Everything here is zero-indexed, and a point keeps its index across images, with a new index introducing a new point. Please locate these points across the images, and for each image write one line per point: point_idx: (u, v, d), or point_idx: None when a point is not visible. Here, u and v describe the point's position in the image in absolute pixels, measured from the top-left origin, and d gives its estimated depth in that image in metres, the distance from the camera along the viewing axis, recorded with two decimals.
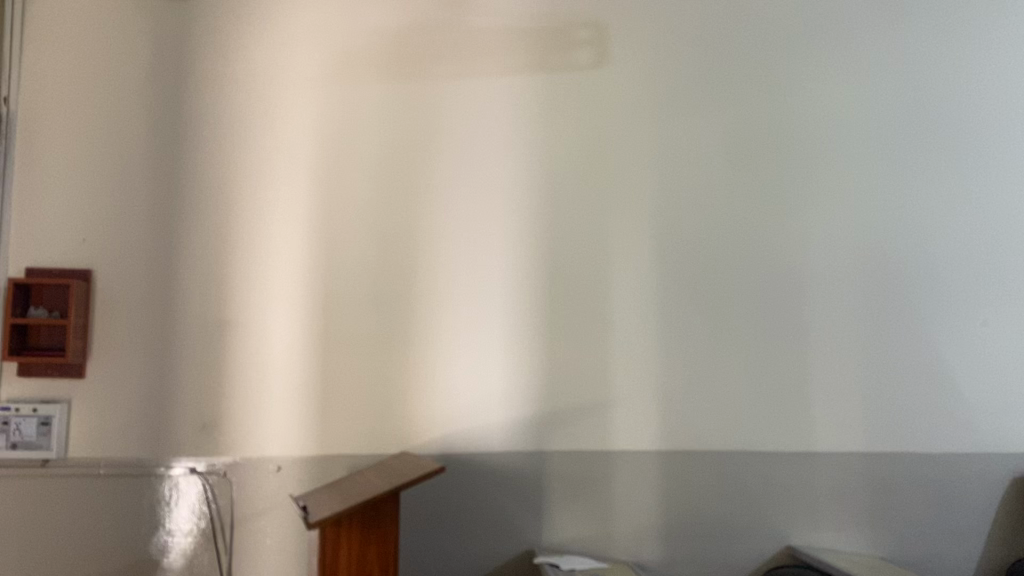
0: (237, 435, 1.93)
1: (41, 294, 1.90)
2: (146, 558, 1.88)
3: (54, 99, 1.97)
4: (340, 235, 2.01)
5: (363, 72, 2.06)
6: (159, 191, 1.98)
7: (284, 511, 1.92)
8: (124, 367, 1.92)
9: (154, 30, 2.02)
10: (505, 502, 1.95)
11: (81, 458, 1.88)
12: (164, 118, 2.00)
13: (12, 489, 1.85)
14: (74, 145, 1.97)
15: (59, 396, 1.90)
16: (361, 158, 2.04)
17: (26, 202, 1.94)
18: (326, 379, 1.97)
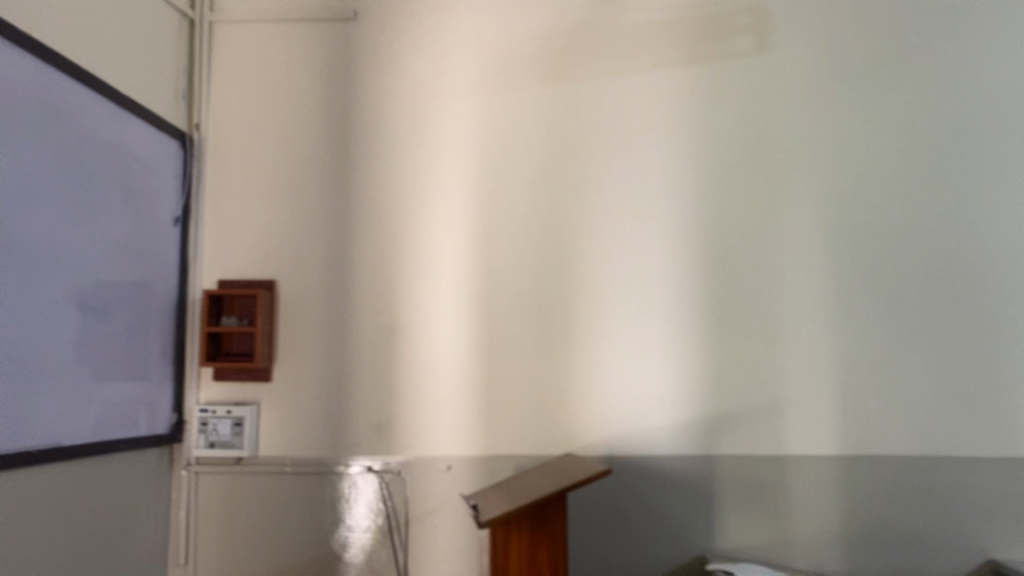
0: (409, 435, 2.00)
1: (231, 304, 2.05)
2: (329, 553, 1.97)
3: (238, 123, 2.12)
4: (500, 239, 2.04)
5: (519, 75, 2.08)
6: (332, 204, 2.09)
7: (456, 510, 1.97)
8: (306, 371, 2.04)
9: (325, 51, 2.13)
10: (675, 506, 1.90)
11: (270, 457, 2.01)
12: (336, 133, 2.11)
13: (212, 485, 2.00)
14: (256, 165, 2.11)
15: (249, 398, 2.04)
16: (519, 161, 2.06)
17: (217, 219, 2.10)
18: (491, 380, 2.00)
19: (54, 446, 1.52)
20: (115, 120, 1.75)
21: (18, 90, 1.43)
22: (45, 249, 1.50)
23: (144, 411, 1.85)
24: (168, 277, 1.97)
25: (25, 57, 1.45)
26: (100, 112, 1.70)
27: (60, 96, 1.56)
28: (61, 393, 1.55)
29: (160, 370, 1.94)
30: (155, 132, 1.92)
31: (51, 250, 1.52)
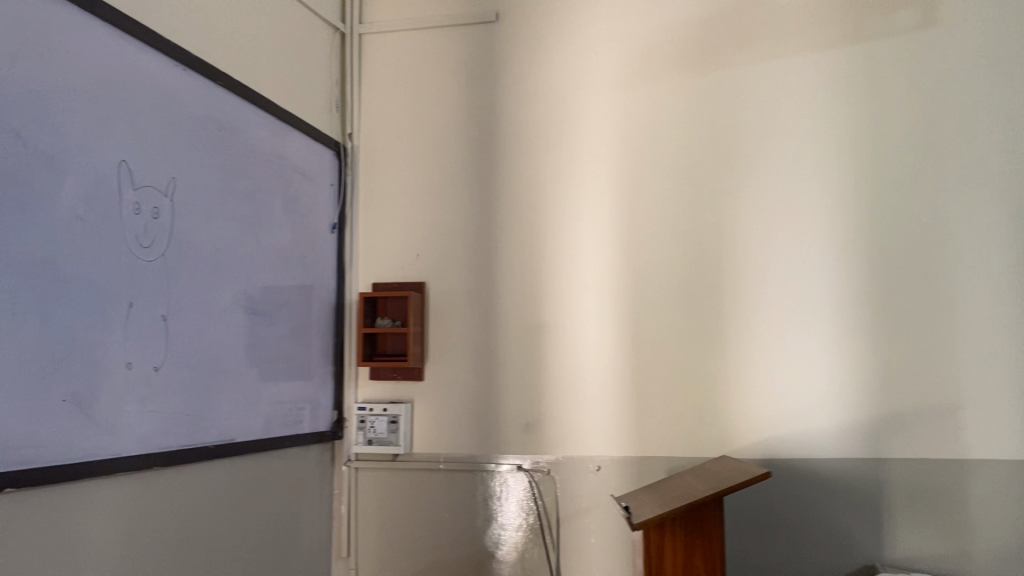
0: (559, 434, 2.00)
1: (385, 306, 2.12)
2: (483, 550, 2.00)
3: (387, 131, 2.19)
4: (647, 235, 2.00)
5: (663, 67, 2.04)
6: (478, 206, 2.12)
7: (607, 510, 1.95)
8: (456, 371, 2.08)
9: (469, 54, 2.17)
10: (839, 511, 1.80)
11: (424, 454, 2.07)
12: (481, 135, 2.13)
13: (370, 480, 2.07)
14: (405, 170, 2.17)
15: (404, 397, 2.10)
16: (664, 155, 2.01)
17: (369, 225, 2.18)
18: (640, 379, 1.96)
19: (228, 442, 1.62)
20: (276, 133, 1.85)
21: (190, 109, 1.53)
22: (216, 257, 1.60)
23: (307, 408, 1.95)
24: (327, 281, 2.06)
25: (195, 78, 1.55)
26: (262, 127, 1.79)
27: (227, 113, 1.66)
28: (233, 392, 1.65)
29: (322, 370, 2.03)
30: (312, 143, 2.01)
31: (222, 258, 1.62)
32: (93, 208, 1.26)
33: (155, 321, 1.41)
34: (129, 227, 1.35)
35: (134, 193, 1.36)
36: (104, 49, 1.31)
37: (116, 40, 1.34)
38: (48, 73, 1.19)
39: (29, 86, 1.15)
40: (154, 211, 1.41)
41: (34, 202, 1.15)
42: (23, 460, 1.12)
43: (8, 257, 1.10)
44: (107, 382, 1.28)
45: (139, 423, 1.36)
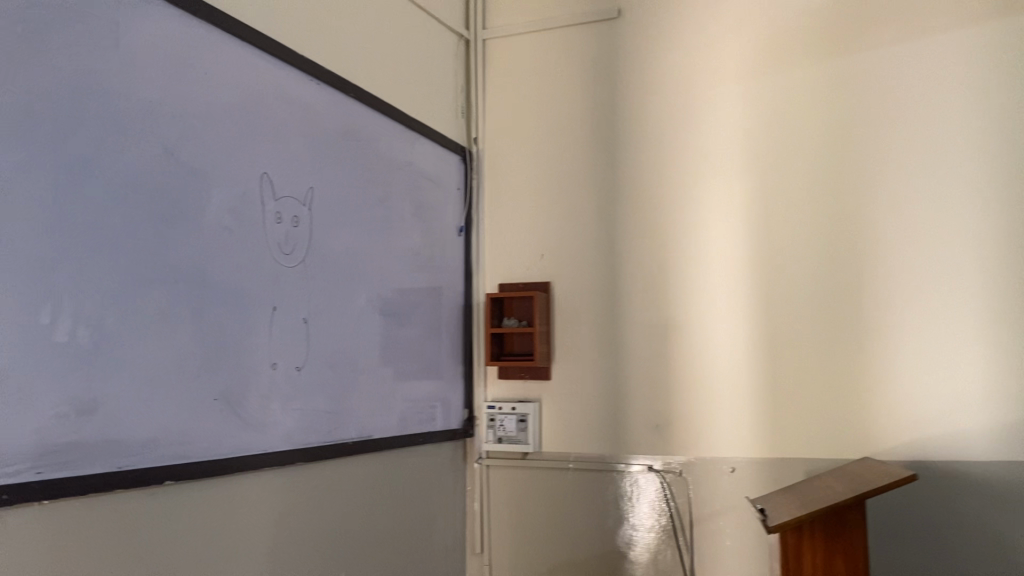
0: (690, 434, 1.97)
1: (512, 306, 2.15)
2: (615, 550, 1.99)
3: (511, 134, 2.23)
4: (778, 229, 1.94)
5: (793, 54, 1.97)
6: (603, 205, 2.11)
7: (743, 513, 1.89)
8: (584, 370, 2.09)
9: (591, 53, 2.17)
10: (998, 519, 1.68)
11: (553, 453, 2.08)
12: (605, 134, 2.13)
13: (502, 478, 2.11)
14: (530, 172, 2.20)
15: (533, 396, 2.13)
16: (795, 146, 1.94)
17: (496, 227, 2.22)
18: (775, 377, 1.90)
19: (366, 438, 1.69)
20: (405, 140, 1.91)
21: (325, 121, 1.61)
22: (352, 262, 1.67)
23: (440, 407, 2.00)
24: (456, 283, 2.11)
25: (329, 91, 1.63)
26: (392, 135, 1.86)
27: (359, 123, 1.73)
28: (370, 391, 1.71)
29: (453, 370, 2.07)
30: (439, 149, 2.07)
31: (357, 262, 1.69)
32: (238, 219, 1.35)
33: (297, 323, 1.49)
34: (272, 235, 1.43)
35: (276, 203, 1.45)
36: (246, 69, 1.39)
37: (256, 59, 1.42)
38: (198, 93, 1.28)
39: (181, 108, 1.24)
40: (293, 219, 1.49)
41: (187, 214, 1.24)
42: (181, 455, 1.20)
43: (165, 266, 1.19)
44: (255, 382, 1.37)
45: (284, 420, 1.43)
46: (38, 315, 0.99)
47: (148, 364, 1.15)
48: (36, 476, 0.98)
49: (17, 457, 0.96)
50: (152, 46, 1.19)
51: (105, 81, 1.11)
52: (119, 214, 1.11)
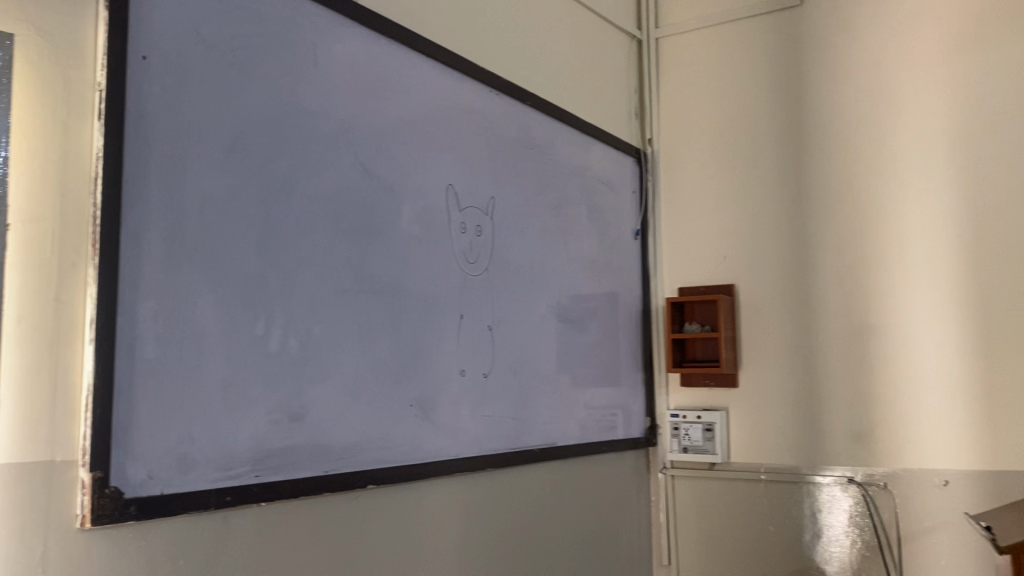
0: (895, 444, 1.82)
1: (693, 311, 2.07)
2: (813, 567, 1.87)
3: (688, 134, 2.17)
4: (991, 218, 1.76)
5: (1003, 24, 1.78)
6: (788, 202, 2.00)
7: (959, 531, 1.73)
8: (773, 377, 1.98)
9: (772, 43, 2.07)
10: None
11: (743, 464, 1.99)
12: (789, 127, 2.02)
13: (688, 489, 2.04)
14: (708, 171, 2.12)
15: (719, 404, 2.05)
16: (1007, 125, 1.75)
17: (675, 229, 2.16)
18: (996, 381, 1.72)
19: (551, 446, 1.67)
20: (580, 146, 1.90)
21: (503, 131, 1.62)
22: (533, 270, 1.67)
23: (621, 414, 1.96)
24: (634, 287, 2.07)
25: (507, 100, 1.64)
26: (569, 141, 1.85)
27: (536, 131, 1.73)
28: (553, 397, 1.70)
29: (633, 377, 2.03)
30: (614, 152, 2.04)
31: (537, 270, 1.69)
32: (427, 229, 1.38)
33: (483, 331, 1.50)
34: (458, 244, 1.45)
35: (460, 214, 1.47)
36: (431, 83, 1.42)
37: (439, 73, 1.45)
38: (387, 110, 1.31)
39: (373, 124, 1.28)
40: (477, 228, 1.51)
41: (381, 227, 1.27)
42: (381, 460, 1.23)
43: (362, 278, 1.23)
44: (445, 389, 1.39)
45: (473, 426, 1.45)
46: (253, 327, 1.04)
47: (350, 372, 1.19)
48: (254, 479, 1.03)
49: (239, 461, 1.01)
50: (346, 66, 1.24)
51: (304, 102, 1.16)
52: (320, 227, 1.16)
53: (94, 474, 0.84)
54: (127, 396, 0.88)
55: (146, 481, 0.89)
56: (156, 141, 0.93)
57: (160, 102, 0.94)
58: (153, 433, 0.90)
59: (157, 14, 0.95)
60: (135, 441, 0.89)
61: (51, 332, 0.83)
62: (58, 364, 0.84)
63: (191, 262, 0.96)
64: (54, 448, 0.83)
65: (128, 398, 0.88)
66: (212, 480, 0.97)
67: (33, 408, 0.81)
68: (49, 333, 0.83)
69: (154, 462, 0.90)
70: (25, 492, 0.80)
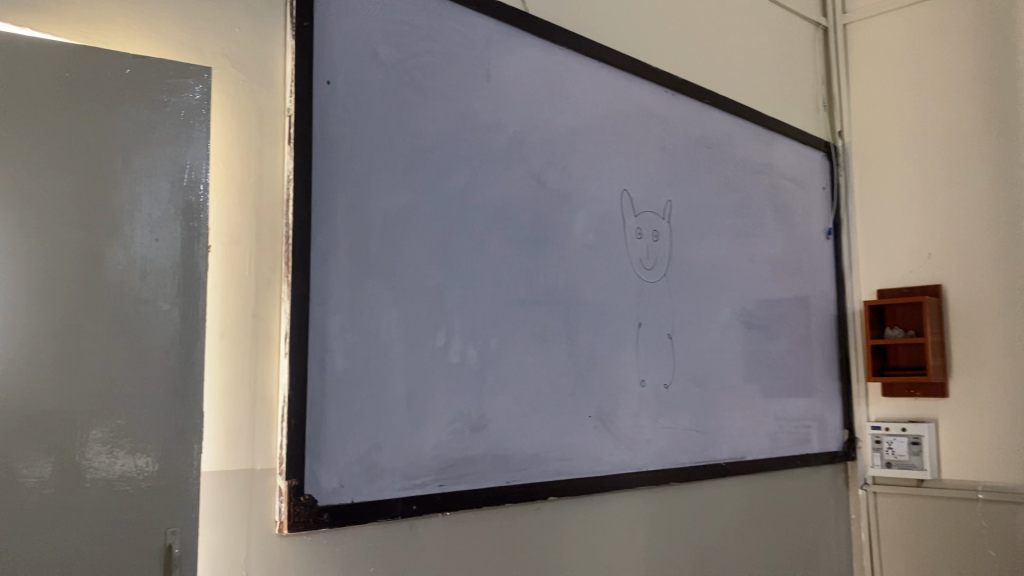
0: None
1: (895, 314, 1.91)
2: None
3: (883, 123, 2.00)
4: None
5: None
6: (1002, 192, 1.80)
7: None
8: (990, 386, 1.79)
9: (978, 16, 1.87)
10: None
11: (957, 481, 1.81)
12: (1002, 108, 1.82)
13: (894, 506, 1.88)
14: (907, 162, 1.95)
15: (926, 415, 1.88)
16: None
17: (871, 227, 2.01)
18: None
19: (739, 459, 1.59)
20: (762, 143, 1.80)
21: (680, 132, 1.56)
22: (714, 275, 1.60)
23: (815, 426, 1.83)
24: (827, 291, 1.94)
25: (683, 99, 1.58)
26: (750, 138, 1.76)
27: (715, 130, 1.66)
28: (740, 408, 1.62)
29: (829, 385, 1.90)
30: (801, 148, 1.92)
31: (719, 274, 1.62)
32: (602, 236, 1.35)
33: (663, 339, 1.45)
34: (634, 250, 1.41)
35: (636, 219, 1.43)
36: (603, 87, 1.40)
37: (612, 76, 1.42)
38: (560, 118, 1.30)
39: (546, 133, 1.27)
40: (654, 233, 1.46)
41: (556, 237, 1.26)
42: (562, 472, 1.22)
43: (537, 287, 1.22)
44: (625, 400, 1.35)
45: (655, 438, 1.40)
46: (435, 339, 1.06)
47: (528, 384, 1.18)
48: (439, 488, 1.04)
49: (424, 470, 1.02)
50: (519, 76, 1.24)
51: (479, 116, 1.17)
52: (496, 238, 1.16)
53: (290, 482, 0.88)
54: (319, 407, 0.92)
55: (337, 489, 0.93)
56: (341, 161, 0.97)
57: (343, 123, 0.98)
58: (343, 442, 0.94)
59: (339, 39, 0.99)
60: (327, 450, 0.92)
61: (250, 346, 0.88)
62: (256, 377, 0.88)
63: (374, 277, 0.99)
64: (254, 456, 0.87)
65: (320, 409, 0.92)
66: (399, 489, 0.99)
67: (235, 420, 0.86)
68: (248, 346, 0.88)
69: (344, 470, 0.93)
70: (230, 499, 0.85)
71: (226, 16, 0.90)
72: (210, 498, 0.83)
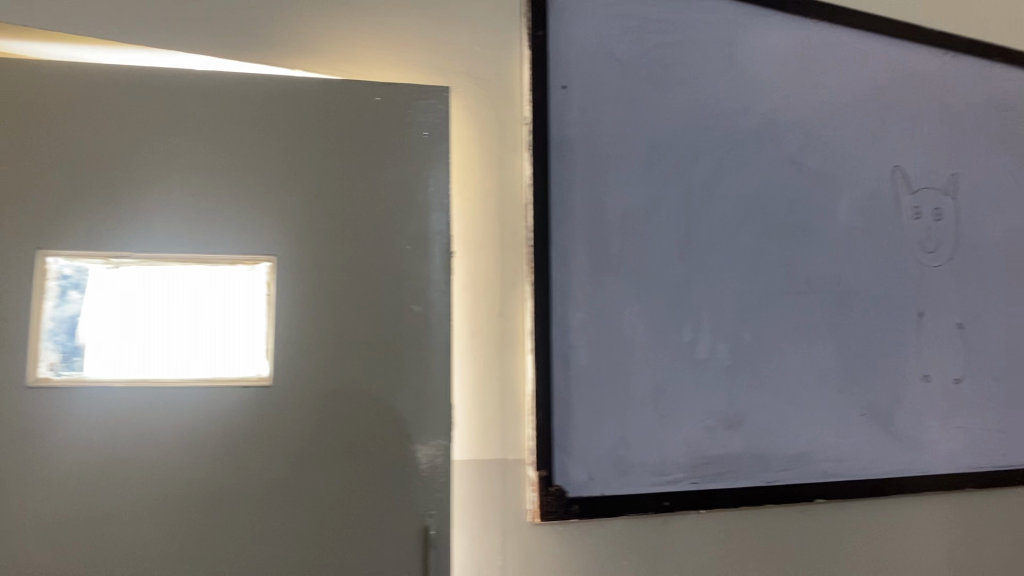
0: None
1: None
2: None
3: None
4: None
5: None
6: None
7: None
8: None
9: None
10: None
11: None
12: None
13: None
14: None
15: None
16: None
17: None
18: None
19: None
20: None
21: (966, 95, 1.39)
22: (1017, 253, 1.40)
23: None
24: None
25: (968, 59, 1.40)
26: None
27: (1011, 89, 1.45)
28: None
29: None
30: None
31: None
32: (871, 218, 1.25)
33: (951, 328, 1.30)
34: (912, 232, 1.29)
35: (913, 197, 1.30)
36: (866, 57, 1.29)
37: (875, 43, 1.30)
38: (815, 95, 1.22)
39: (800, 113, 1.20)
40: (936, 212, 1.32)
41: (814, 223, 1.19)
42: (831, 473, 1.14)
43: (796, 276, 1.16)
44: (906, 396, 1.23)
45: (946, 439, 1.26)
46: (681, 333, 1.04)
47: (787, 379, 1.12)
48: (692, 486, 1.02)
49: (675, 466, 1.01)
50: (767, 56, 1.18)
51: (722, 103, 1.13)
52: (745, 228, 1.12)
53: (540, 472, 0.92)
54: (566, 401, 0.95)
55: (586, 482, 0.95)
56: (578, 161, 1.00)
57: (581, 125, 1.00)
58: (591, 437, 0.96)
59: (574, 42, 1.02)
60: (575, 443, 0.95)
61: (498, 344, 0.94)
62: (506, 373, 0.94)
63: (617, 273, 1.00)
64: (506, 448, 0.93)
65: (566, 403, 0.95)
66: (650, 484, 0.99)
67: (487, 414, 0.92)
68: (498, 344, 0.94)
69: (593, 463, 0.96)
70: (485, 487, 0.91)
71: (466, 36, 0.97)
72: (467, 485, 0.90)
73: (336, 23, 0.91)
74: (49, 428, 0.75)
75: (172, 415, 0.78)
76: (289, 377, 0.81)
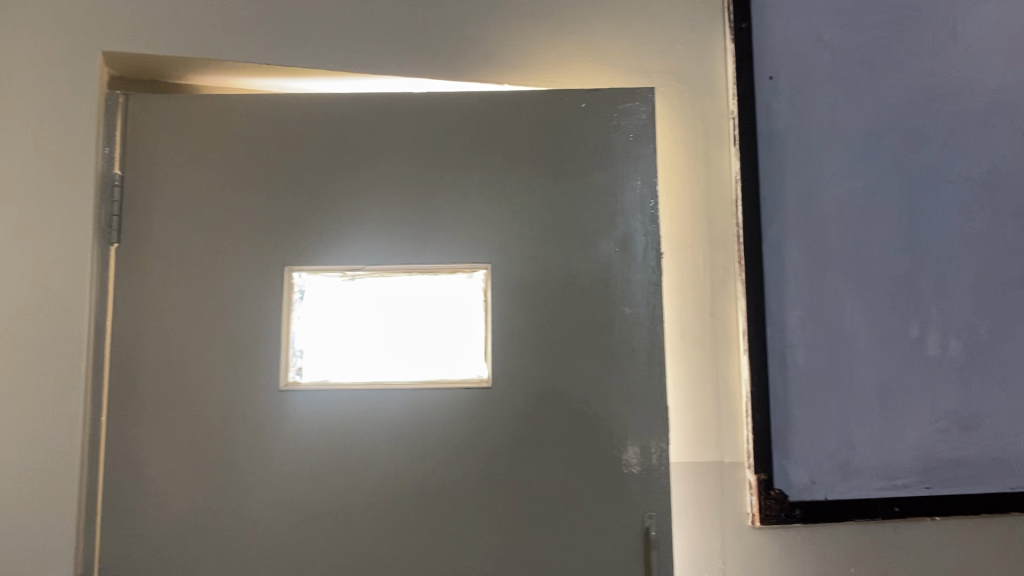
0: None
1: None
2: None
3: None
4: None
5: None
6: None
7: None
8: None
9: None
10: None
11: None
12: None
13: None
14: None
15: None
16: None
17: None
18: None
19: None
20: None
21: None
22: None
23: None
24: None
25: None
26: None
27: None
28: None
29: None
30: None
31: None
32: None
33: None
34: None
35: None
36: None
37: None
38: None
39: None
40: None
41: None
42: None
43: None
44: None
45: None
46: (906, 330, 0.97)
47: None
48: (925, 491, 0.96)
49: (905, 471, 0.95)
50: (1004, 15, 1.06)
51: (950, 76, 1.04)
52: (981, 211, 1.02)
53: (759, 476, 0.90)
54: (783, 402, 0.92)
55: (809, 486, 0.92)
56: (789, 154, 0.96)
57: (790, 116, 0.97)
58: (813, 440, 0.92)
59: (779, 31, 0.98)
60: (794, 445, 0.92)
61: (710, 345, 0.92)
62: (719, 374, 0.92)
63: (835, 268, 0.96)
64: (722, 450, 0.91)
65: (784, 404, 0.92)
66: (878, 490, 0.94)
67: (701, 415, 0.91)
68: (710, 345, 0.92)
69: (815, 467, 0.92)
70: (703, 489, 0.90)
71: (666, 35, 0.97)
72: (683, 486, 0.90)
73: (537, 36, 0.94)
74: (298, 428, 0.83)
75: (402, 416, 0.83)
76: (508, 378, 0.84)
